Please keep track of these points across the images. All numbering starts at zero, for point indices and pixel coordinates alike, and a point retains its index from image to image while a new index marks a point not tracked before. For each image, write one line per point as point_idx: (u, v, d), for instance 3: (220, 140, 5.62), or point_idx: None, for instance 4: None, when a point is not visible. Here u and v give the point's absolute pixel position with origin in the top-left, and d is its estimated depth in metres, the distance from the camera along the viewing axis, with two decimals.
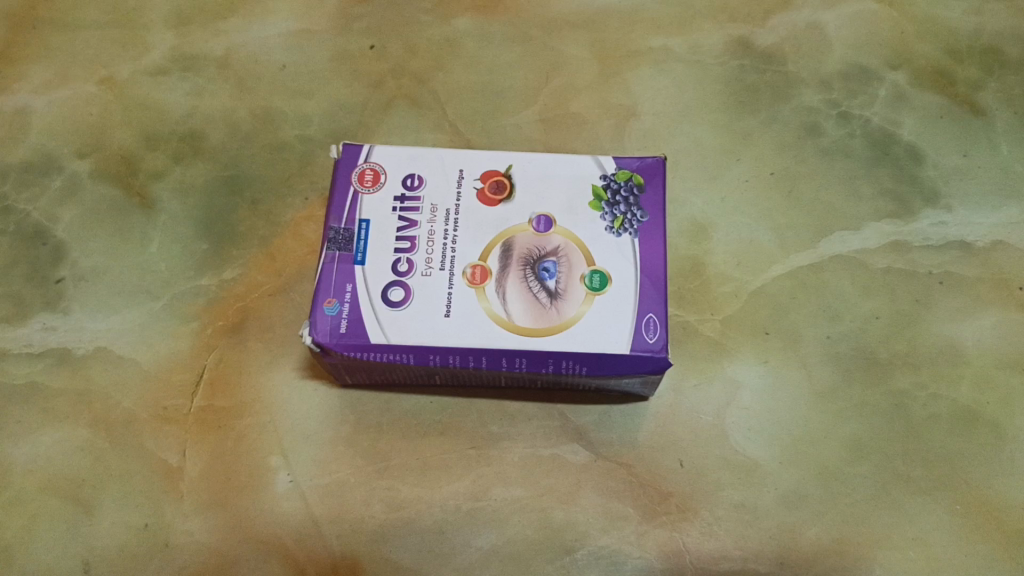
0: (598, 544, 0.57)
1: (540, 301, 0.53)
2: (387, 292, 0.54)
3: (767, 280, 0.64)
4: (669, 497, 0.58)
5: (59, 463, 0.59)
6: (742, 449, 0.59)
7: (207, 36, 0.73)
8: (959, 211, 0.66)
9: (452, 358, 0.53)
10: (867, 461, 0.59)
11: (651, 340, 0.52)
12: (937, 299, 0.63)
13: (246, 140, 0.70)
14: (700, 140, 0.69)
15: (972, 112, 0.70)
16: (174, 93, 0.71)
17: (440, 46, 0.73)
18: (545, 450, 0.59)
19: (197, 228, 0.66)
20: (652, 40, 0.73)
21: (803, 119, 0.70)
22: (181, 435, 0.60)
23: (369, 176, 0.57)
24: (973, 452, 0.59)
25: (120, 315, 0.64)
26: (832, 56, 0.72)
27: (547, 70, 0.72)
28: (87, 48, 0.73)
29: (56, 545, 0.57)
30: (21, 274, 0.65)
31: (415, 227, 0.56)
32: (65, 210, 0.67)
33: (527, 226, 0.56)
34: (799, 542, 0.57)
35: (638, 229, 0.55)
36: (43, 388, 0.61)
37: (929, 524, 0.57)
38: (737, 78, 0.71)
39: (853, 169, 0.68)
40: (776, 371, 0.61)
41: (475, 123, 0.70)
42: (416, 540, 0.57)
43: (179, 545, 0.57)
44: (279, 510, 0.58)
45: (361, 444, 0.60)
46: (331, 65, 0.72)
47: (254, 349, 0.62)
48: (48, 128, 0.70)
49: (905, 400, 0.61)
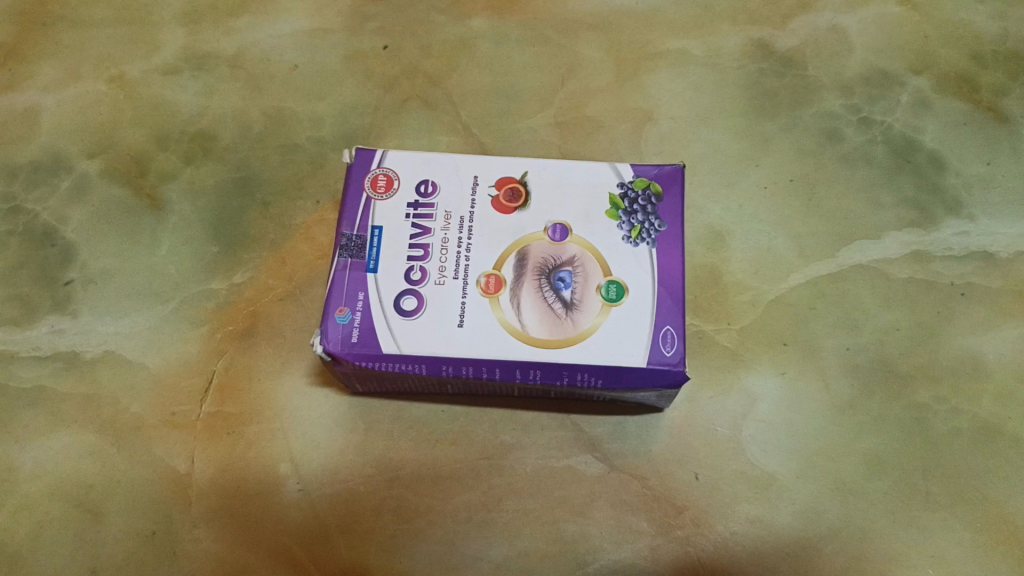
0: (611, 557, 0.56)
1: (555, 311, 0.52)
2: (399, 302, 0.53)
3: (785, 290, 0.63)
4: (684, 511, 0.57)
5: (66, 468, 0.59)
6: (759, 462, 0.58)
7: (218, 35, 0.72)
8: (982, 220, 0.65)
9: (465, 369, 0.52)
10: (886, 476, 0.58)
11: (668, 353, 0.51)
12: (959, 311, 0.62)
13: (257, 141, 0.69)
14: (718, 145, 0.68)
15: (996, 118, 0.68)
16: (185, 93, 0.71)
17: (455, 46, 0.72)
18: (558, 461, 0.58)
19: (208, 230, 0.66)
20: (670, 42, 0.72)
21: (824, 124, 0.68)
22: (189, 441, 0.59)
23: (382, 182, 0.56)
24: (993, 469, 0.58)
25: (129, 318, 0.63)
26: (853, 60, 0.71)
27: (563, 72, 0.71)
28: (97, 46, 0.73)
29: (63, 551, 0.57)
30: (29, 275, 0.64)
31: (428, 234, 0.55)
32: (74, 211, 0.67)
33: (543, 235, 0.55)
34: (815, 558, 0.56)
35: (656, 239, 0.54)
36: (51, 392, 0.61)
37: (949, 542, 0.56)
38: (757, 82, 0.70)
39: (873, 176, 0.67)
40: (794, 383, 0.60)
41: (490, 126, 0.69)
42: (426, 551, 0.56)
43: (186, 553, 0.57)
44: (288, 519, 0.57)
45: (372, 452, 0.59)
46: (343, 65, 0.71)
47: (264, 354, 0.62)
48: (58, 127, 0.69)
49: (925, 414, 0.59)
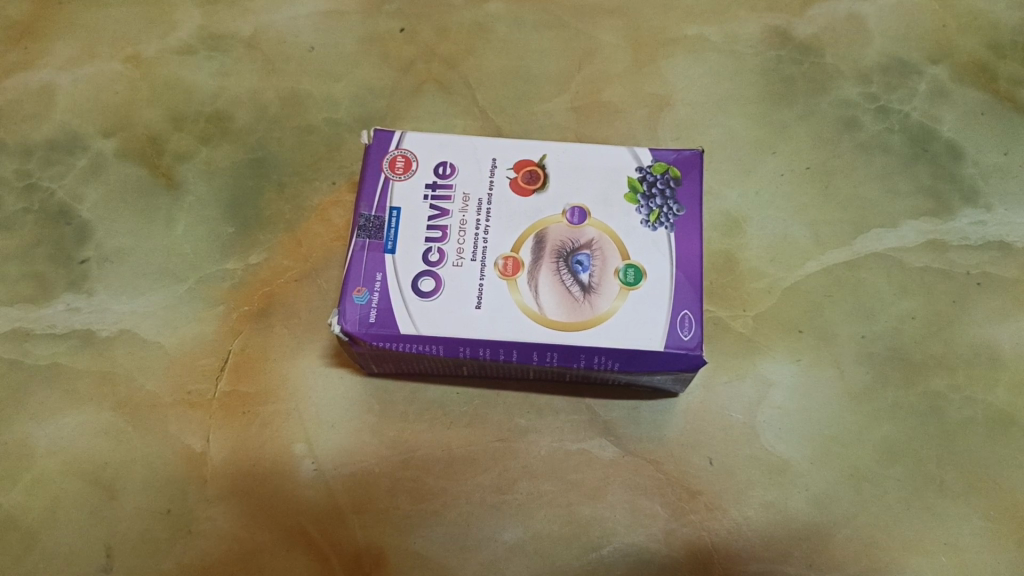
0: (625, 541, 0.56)
1: (573, 295, 0.52)
2: (417, 283, 0.53)
3: (801, 277, 0.63)
4: (697, 496, 0.57)
5: (81, 446, 0.59)
6: (774, 449, 0.58)
7: (235, 16, 0.72)
8: (998, 210, 0.65)
9: (482, 350, 0.52)
10: (900, 464, 0.58)
11: (686, 337, 0.51)
12: (974, 301, 0.62)
13: (274, 122, 0.69)
14: (735, 131, 0.68)
15: (1015, 109, 0.68)
16: (201, 73, 0.71)
17: (472, 30, 0.72)
18: (572, 445, 0.58)
19: (225, 210, 0.66)
20: (688, 28, 0.71)
21: (841, 112, 0.68)
22: (205, 421, 0.59)
23: (400, 163, 0.56)
24: (1007, 458, 0.58)
25: (144, 297, 0.63)
26: (871, 49, 0.71)
27: (579, 57, 0.71)
28: (114, 26, 0.72)
29: (78, 528, 0.57)
30: (45, 254, 0.64)
31: (447, 216, 0.55)
32: (90, 189, 0.67)
33: (561, 218, 0.55)
34: (828, 545, 0.56)
35: (675, 223, 0.54)
36: (67, 370, 0.61)
37: (962, 530, 0.56)
38: (775, 69, 0.70)
39: (891, 165, 0.67)
40: (809, 370, 0.60)
41: (506, 110, 0.69)
42: (440, 532, 0.56)
43: (202, 531, 0.57)
44: (302, 498, 0.57)
45: (386, 433, 0.59)
46: (360, 47, 0.71)
47: (280, 335, 0.62)
48: (74, 106, 0.69)
49: (940, 402, 0.59)
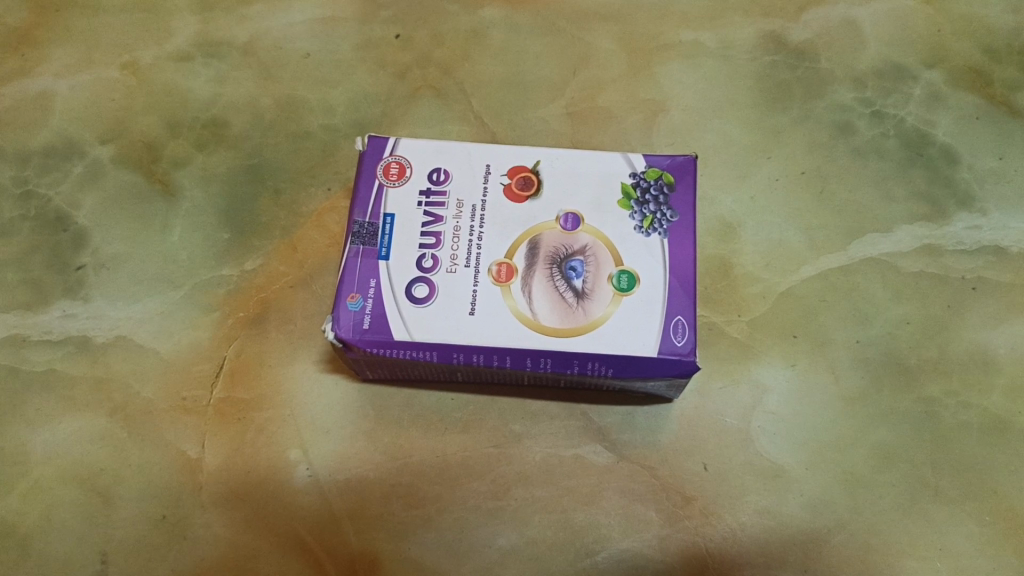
0: (620, 547, 0.56)
1: (566, 301, 0.52)
2: (411, 289, 0.53)
3: (796, 282, 0.63)
4: (692, 501, 0.57)
5: (78, 452, 0.59)
6: (769, 454, 0.58)
7: (231, 22, 0.72)
8: (994, 214, 0.65)
9: (476, 356, 0.52)
10: (895, 468, 0.58)
11: (679, 343, 0.51)
12: (969, 306, 0.62)
13: (269, 129, 0.69)
14: (730, 137, 0.68)
15: (1010, 114, 0.68)
16: (197, 80, 0.71)
17: (466, 36, 0.72)
18: (567, 450, 0.58)
19: (221, 216, 0.66)
20: (683, 33, 0.71)
21: (836, 117, 0.68)
22: (200, 427, 0.60)
23: (394, 169, 0.56)
24: (1002, 463, 0.58)
25: (140, 303, 0.63)
26: (867, 53, 0.71)
27: (575, 63, 0.71)
28: (111, 33, 0.73)
29: (73, 534, 0.57)
30: (42, 260, 0.64)
31: (440, 222, 0.55)
32: (87, 196, 0.67)
33: (555, 224, 0.55)
34: (823, 550, 0.56)
35: (668, 229, 0.54)
36: (63, 376, 0.61)
37: (958, 535, 0.56)
38: (770, 74, 0.70)
39: (886, 170, 0.67)
40: (803, 375, 0.60)
41: (501, 116, 0.69)
42: (435, 538, 0.56)
43: (198, 537, 0.57)
44: (298, 505, 0.57)
45: (381, 439, 0.59)
46: (356, 54, 0.71)
47: (276, 341, 0.62)
48: (71, 113, 0.70)
49: (935, 407, 0.59)
